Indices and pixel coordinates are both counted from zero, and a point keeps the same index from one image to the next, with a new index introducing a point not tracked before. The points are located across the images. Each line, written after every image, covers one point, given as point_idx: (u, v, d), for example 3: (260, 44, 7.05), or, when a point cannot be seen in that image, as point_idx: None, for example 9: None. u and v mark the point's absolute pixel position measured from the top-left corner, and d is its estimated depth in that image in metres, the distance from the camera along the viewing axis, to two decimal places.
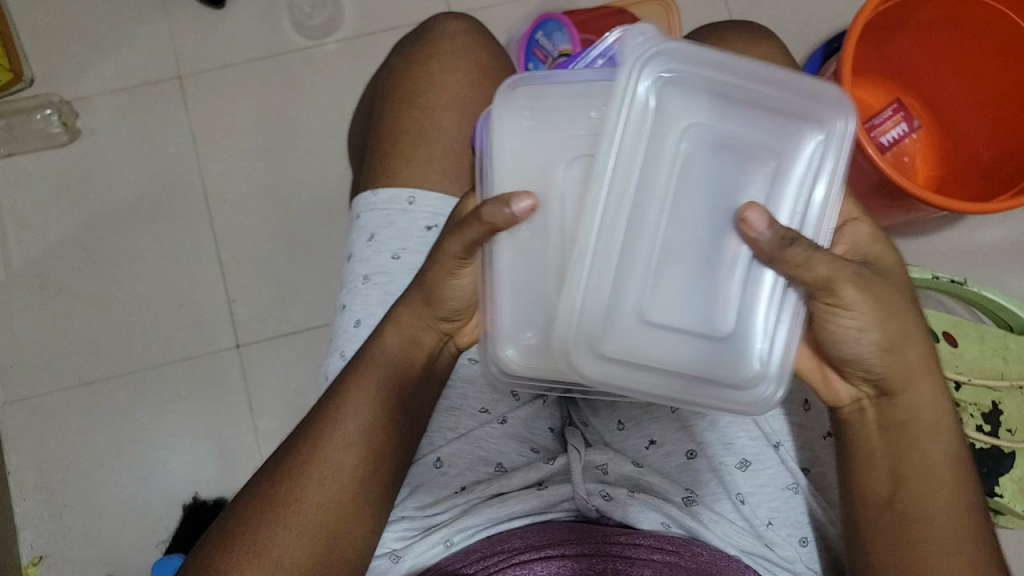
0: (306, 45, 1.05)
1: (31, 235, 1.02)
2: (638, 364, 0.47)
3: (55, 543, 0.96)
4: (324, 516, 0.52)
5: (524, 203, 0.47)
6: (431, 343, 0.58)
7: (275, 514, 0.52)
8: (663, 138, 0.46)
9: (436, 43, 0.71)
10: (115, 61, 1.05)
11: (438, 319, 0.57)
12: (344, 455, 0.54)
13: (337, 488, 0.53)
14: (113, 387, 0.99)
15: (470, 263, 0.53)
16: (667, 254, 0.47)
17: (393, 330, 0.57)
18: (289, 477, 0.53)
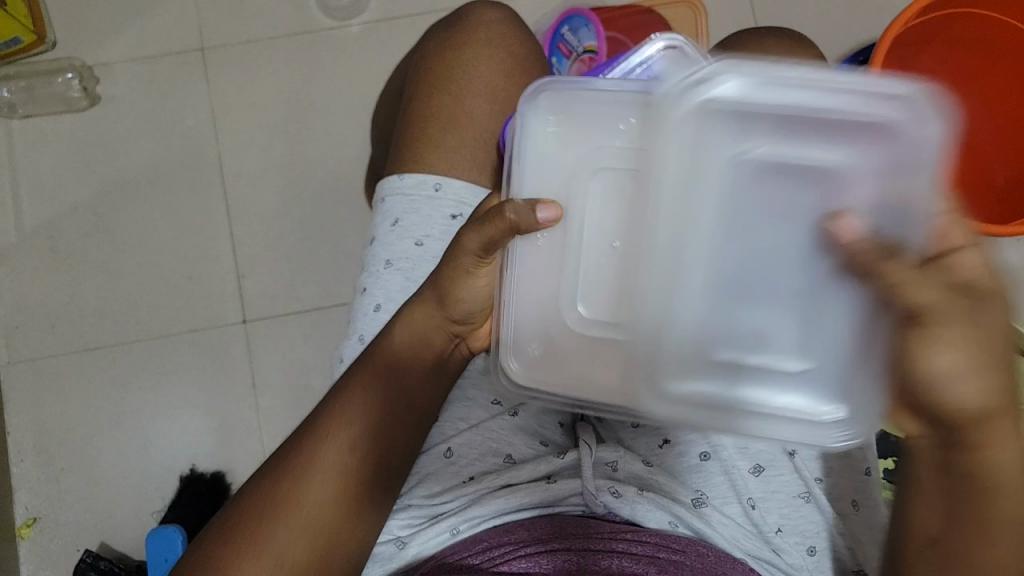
0: (332, 25, 1.05)
1: (44, 197, 1.02)
2: (713, 397, 0.48)
3: (51, 506, 0.96)
4: (327, 513, 0.52)
5: (549, 212, 0.49)
6: (441, 344, 0.59)
7: (277, 503, 0.52)
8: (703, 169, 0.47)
9: (470, 31, 0.70)
10: (139, 29, 1.05)
11: (448, 319, 0.57)
12: (349, 451, 0.54)
13: (341, 484, 0.53)
14: (118, 355, 0.99)
15: (488, 263, 0.54)
16: (727, 281, 0.49)
17: (405, 328, 0.58)
18: (292, 472, 0.53)
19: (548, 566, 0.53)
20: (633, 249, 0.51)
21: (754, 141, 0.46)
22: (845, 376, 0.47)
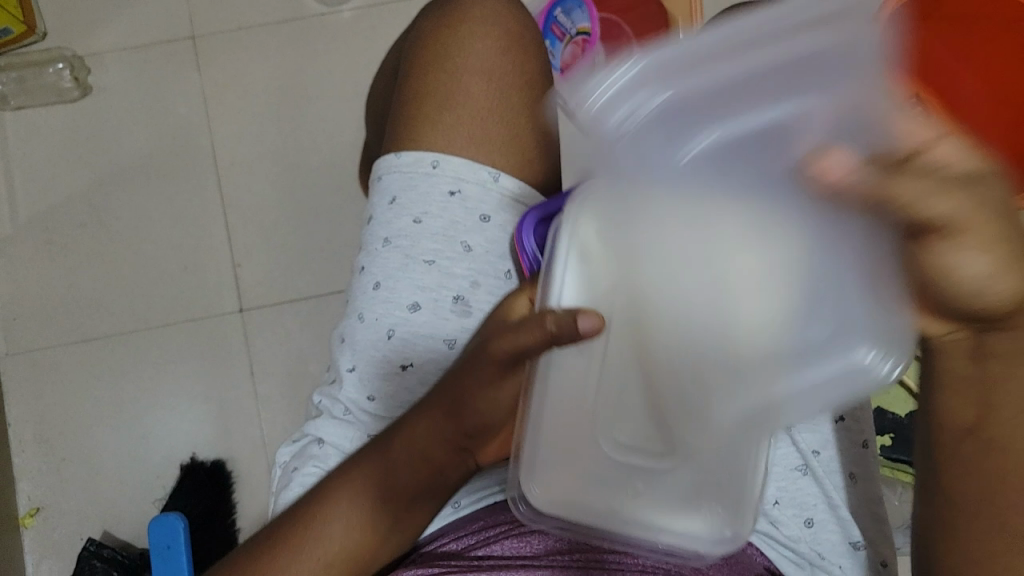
0: (323, 11, 1.04)
1: (39, 189, 1.02)
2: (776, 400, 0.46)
3: (53, 496, 0.96)
4: (334, 557, 0.54)
5: (591, 321, 0.44)
6: (444, 459, 0.54)
7: (295, 539, 0.55)
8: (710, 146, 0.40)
9: (465, 9, 0.70)
10: (130, 17, 1.04)
11: (458, 433, 0.53)
12: (352, 505, 0.54)
13: (347, 539, 0.54)
14: (116, 345, 0.99)
15: (510, 377, 0.50)
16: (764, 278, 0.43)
17: (405, 443, 0.54)
18: (302, 521, 0.55)
19: (541, 545, 0.56)
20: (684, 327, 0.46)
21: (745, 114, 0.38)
22: (853, 339, 0.44)
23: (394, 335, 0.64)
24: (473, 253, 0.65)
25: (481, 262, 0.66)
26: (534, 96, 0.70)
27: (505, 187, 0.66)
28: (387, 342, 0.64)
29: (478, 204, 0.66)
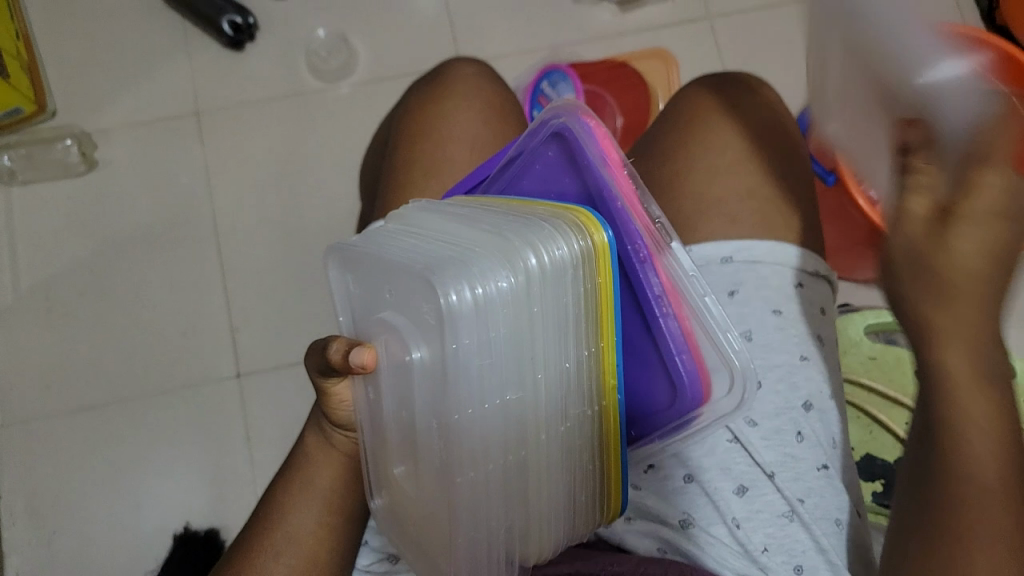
0: (321, 88, 1.09)
1: (42, 260, 1.04)
2: (557, 497, 0.48)
3: (43, 569, 0.95)
4: (310, 552, 0.59)
5: (361, 358, 0.48)
6: (344, 444, 0.61)
7: (260, 547, 0.59)
8: (494, 316, 0.44)
9: (451, 84, 0.74)
10: (136, 96, 1.09)
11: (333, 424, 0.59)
12: (312, 508, 0.60)
13: (316, 532, 0.59)
14: (112, 413, 1.00)
15: (336, 380, 0.55)
16: (513, 420, 0.46)
17: (313, 432, 0.62)
18: (269, 528, 0.59)
19: None
20: (514, 433, 0.46)
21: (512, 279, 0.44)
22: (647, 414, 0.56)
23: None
24: None
25: None
26: None
27: None
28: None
29: None
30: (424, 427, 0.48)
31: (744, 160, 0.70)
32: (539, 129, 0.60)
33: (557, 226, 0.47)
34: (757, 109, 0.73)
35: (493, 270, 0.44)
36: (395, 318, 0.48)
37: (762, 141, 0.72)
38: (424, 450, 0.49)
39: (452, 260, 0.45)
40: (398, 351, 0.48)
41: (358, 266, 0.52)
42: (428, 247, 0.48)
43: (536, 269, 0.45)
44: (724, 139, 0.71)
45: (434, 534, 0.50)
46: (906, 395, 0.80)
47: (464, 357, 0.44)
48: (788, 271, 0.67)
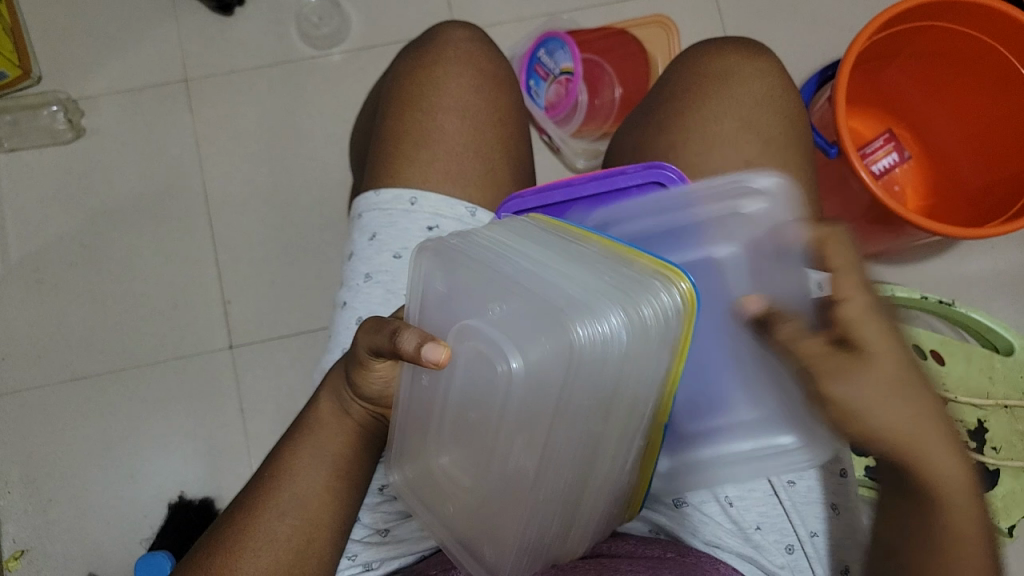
0: (312, 54, 1.07)
1: (30, 229, 1.03)
2: (585, 514, 0.48)
3: (39, 538, 0.95)
4: (313, 516, 0.54)
5: (433, 353, 0.43)
6: (360, 415, 0.56)
7: (259, 506, 0.54)
8: (587, 363, 0.40)
9: (443, 50, 0.71)
10: (124, 61, 1.07)
11: (357, 396, 0.55)
12: (319, 471, 0.55)
13: (321, 497, 0.55)
14: (105, 384, 0.99)
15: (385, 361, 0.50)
16: (578, 456, 0.44)
17: (328, 395, 0.58)
18: (269, 486, 0.55)
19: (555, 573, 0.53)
20: (576, 464, 0.44)
21: (615, 334, 0.40)
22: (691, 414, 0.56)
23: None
24: None
25: None
26: (511, 129, 0.71)
27: (480, 221, 0.66)
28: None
29: None
30: (497, 441, 0.43)
31: (743, 131, 0.67)
32: (663, 168, 0.58)
33: (657, 275, 0.42)
34: (757, 75, 0.70)
35: (596, 318, 0.40)
36: (489, 334, 0.41)
37: (761, 109, 0.68)
38: (489, 460, 0.45)
39: (558, 296, 0.40)
40: (486, 372, 0.42)
41: (453, 264, 0.45)
42: (538, 271, 0.42)
43: (636, 325, 0.40)
44: (724, 106, 0.68)
45: (474, 527, 0.47)
46: None
47: (555, 392, 0.41)
48: None
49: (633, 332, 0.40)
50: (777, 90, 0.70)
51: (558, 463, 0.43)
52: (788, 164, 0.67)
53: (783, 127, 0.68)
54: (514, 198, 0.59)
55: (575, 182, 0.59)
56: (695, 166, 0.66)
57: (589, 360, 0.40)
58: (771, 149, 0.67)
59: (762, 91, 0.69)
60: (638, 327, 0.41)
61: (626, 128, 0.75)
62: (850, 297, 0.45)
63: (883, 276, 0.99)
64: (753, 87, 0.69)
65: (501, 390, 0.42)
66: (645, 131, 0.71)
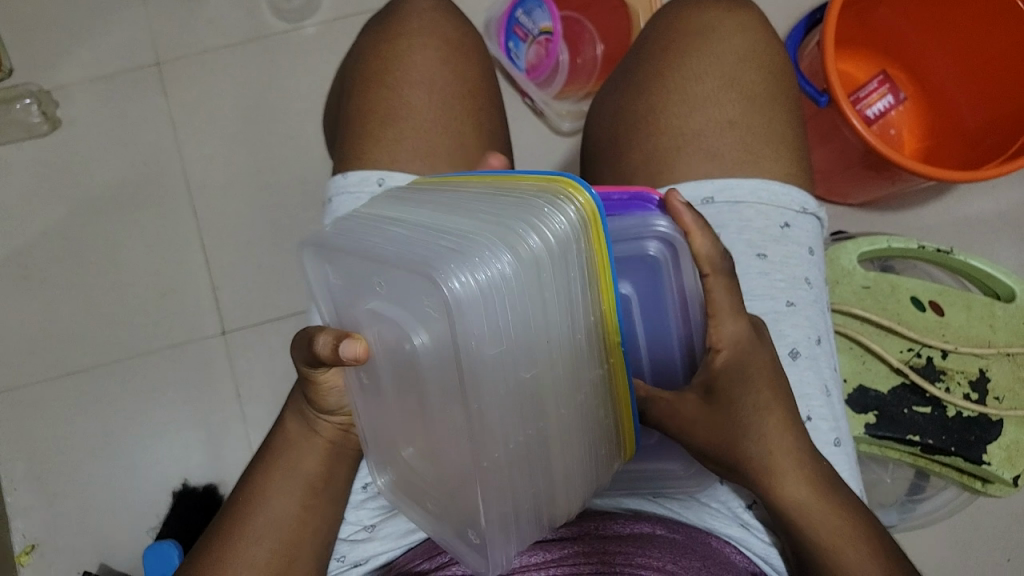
0: (286, 28, 1.04)
1: (14, 225, 1.01)
2: (573, 473, 0.46)
3: (48, 532, 0.95)
4: (292, 534, 0.54)
5: (352, 348, 0.44)
6: (331, 432, 0.55)
7: (237, 530, 0.53)
8: (482, 308, 0.39)
9: (406, 20, 0.69)
10: (93, 48, 1.04)
11: (321, 413, 0.54)
12: (294, 489, 0.54)
13: (299, 515, 0.54)
14: (100, 376, 0.99)
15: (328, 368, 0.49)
16: (522, 406, 0.42)
17: (292, 417, 0.56)
18: (245, 509, 0.54)
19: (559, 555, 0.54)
20: (527, 412, 0.42)
21: (500, 267, 0.39)
22: None
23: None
24: None
25: None
26: (482, 100, 0.69)
27: None
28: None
29: None
30: (443, 419, 0.44)
31: (725, 88, 0.64)
32: (652, 194, 0.49)
33: (543, 201, 0.42)
34: (739, 28, 0.66)
35: (479, 262, 0.39)
36: (387, 311, 0.43)
37: (743, 65, 0.65)
38: (439, 436, 0.45)
39: (439, 249, 0.40)
40: (399, 346, 0.44)
41: (339, 258, 0.45)
42: (415, 236, 0.42)
43: (525, 249, 0.40)
44: (701, 63, 0.65)
45: (456, 511, 0.47)
46: (900, 322, 0.76)
47: (462, 349, 0.40)
48: (769, 212, 0.61)
49: (526, 260, 0.40)
50: (759, 42, 0.66)
51: (502, 417, 0.42)
52: (775, 120, 0.64)
53: (766, 81, 0.65)
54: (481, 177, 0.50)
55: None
56: (675, 126, 0.64)
57: (483, 306, 0.39)
58: (752, 106, 0.64)
59: (744, 45, 0.66)
60: (530, 254, 0.40)
61: (603, 90, 0.72)
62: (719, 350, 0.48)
63: (881, 225, 0.97)
64: (733, 42, 0.65)
65: (411, 357, 0.43)
66: (620, 93, 0.68)
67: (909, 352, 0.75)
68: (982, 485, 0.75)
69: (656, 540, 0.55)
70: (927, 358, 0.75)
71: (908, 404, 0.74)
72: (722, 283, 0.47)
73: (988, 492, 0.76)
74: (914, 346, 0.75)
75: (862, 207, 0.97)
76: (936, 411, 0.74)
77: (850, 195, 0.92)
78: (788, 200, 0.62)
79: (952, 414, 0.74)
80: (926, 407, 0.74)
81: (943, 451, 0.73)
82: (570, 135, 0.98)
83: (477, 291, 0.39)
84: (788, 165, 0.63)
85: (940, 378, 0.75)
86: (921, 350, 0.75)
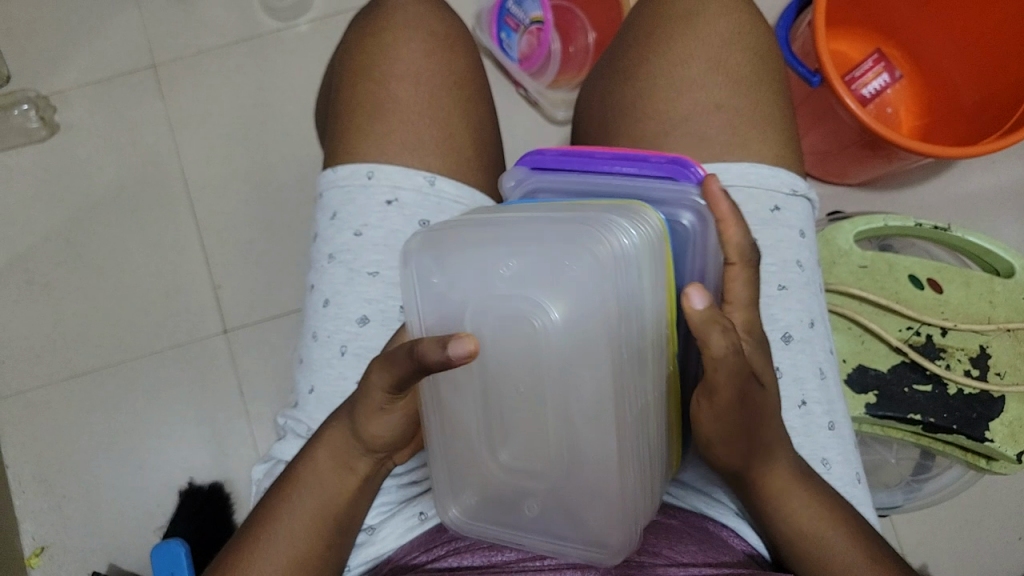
0: (278, 27, 1.05)
1: (16, 231, 1.02)
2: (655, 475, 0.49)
3: (57, 534, 0.96)
4: (310, 553, 0.53)
5: (466, 346, 0.39)
6: (368, 466, 0.55)
7: (255, 543, 0.52)
8: (621, 274, 0.44)
9: (391, 13, 0.69)
10: (89, 52, 1.05)
11: (370, 448, 0.54)
12: (313, 505, 0.53)
13: (318, 534, 0.53)
14: (104, 378, 1.00)
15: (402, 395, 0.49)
16: (636, 385, 0.45)
17: (326, 450, 0.54)
18: (264, 521, 0.53)
19: None
20: (641, 393, 0.46)
21: (630, 239, 0.44)
22: None
23: (346, 350, 0.61)
24: None
25: None
26: (469, 91, 0.69)
27: (441, 190, 0.64)
28: (340, 358, 0.61)
29: (416, 210, 0.63)
30: (559, 402, 0.46)
31: (711, 71, 0.64)
32: (687, 163, 0.50)
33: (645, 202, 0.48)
34: (724, 11, 0.66)
35: (615, 229, 0.44)
36: (510, 293, 0.45)
37: (729, 48, 0.65)
38: (548, 424, 0.47)
39: (572, 227, 0.44)
40: (518, 334, 0.45)
41: (447, 254, 0.47)
42: (537, 222, 0.45)
43: (645, 228, 0.45)
44: (688, 46, 0.64)
45: (556, 502, 0.49)
46: (899, 301, 0.75)
47: (599, 317, 0.44)
48: (758, 195, 0.61)
49: (647, 238, 0.45)
50: (745, 26, 0.66)
51: (625, 395, 0.45)
52: (761, 101, 0.64)
53: (753, 65, 0.65)
54: (536, 151, 0.54)
55: (596, 155, 0.52)
56: (662, 111, 0.63)
57: (620, 275, 0.44)
58: (739, 89, 0.64)
59: (730, 28, 0.65)
60: (648, 234, 0.45)
61: (591, 76, 0.72)
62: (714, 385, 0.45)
63: (880, 205, 0.96)
64: (719, 26, 0.65)
65: (535, 341, 0.45)
66: (608, 80, 0.68)
67: (908, 331, 0.75)
68: (987, 462, 0.75)
69: (652, 528, 0.55)
70: (926, 336, 0.75)
71: (908, 382, 0.74)
72: (744, 274, 0.48)
73: (994, 470, 0.75)
74: (914, 325, 0.75)
75: (860, 187, 0.96)
76: (937, 389, 0.73)
77: (849, 175, 0.92)
78: (777, 183, 0.61)
79: (953, 392, 0.73)
80: (927, 385, 0.73)
81: (945, 430, 0.73)
82: (565, 124, 0.98)
83: (619, 254, 0.43)
84: (777, 146, 0.63)
85: (940, 356, 0.74)
86: (920, 328, 0.75)
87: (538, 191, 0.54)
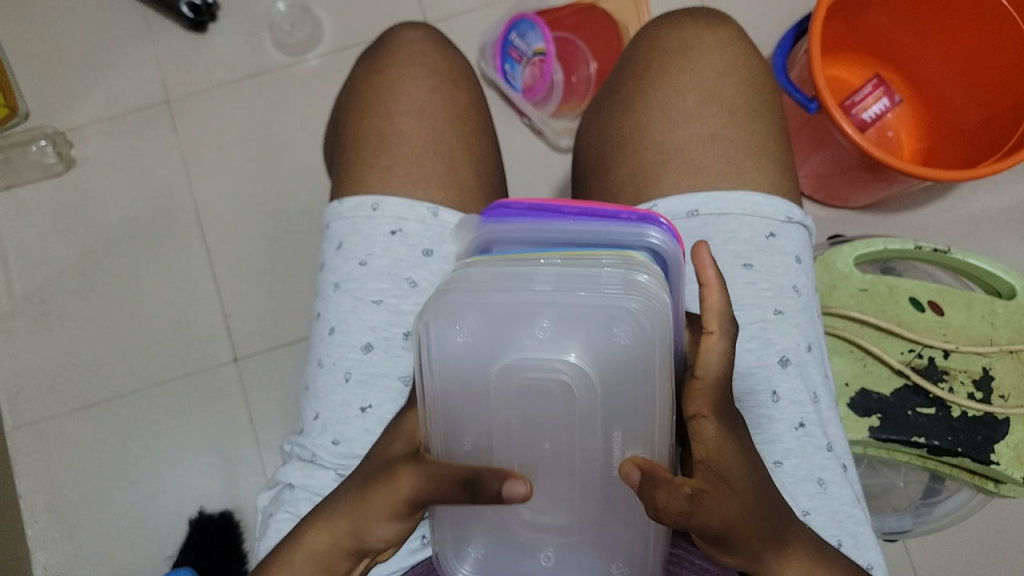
0: (288, 62, 1.07)
1: (32, 263, 1.05)
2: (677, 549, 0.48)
3: (68, 564, 0.97)
4: None
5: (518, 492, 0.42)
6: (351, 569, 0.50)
7: None
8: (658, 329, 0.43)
9: (395, 50, 0.71)
10: (105, 89, 1.08)
11: (360, 550, 0.49)
12: None
13: None
14: (116, 408, 1.01)
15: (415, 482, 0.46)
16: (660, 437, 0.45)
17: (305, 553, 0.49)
18: None
19: None
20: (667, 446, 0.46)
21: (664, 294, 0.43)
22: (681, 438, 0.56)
23: (350, 378, 0.62)
24: (419, 288, 0.64)
25: (427, 295, 0.64)
26: (471, 123, 0.70)
27: (444, 221, 0.65)
28: (344, 386, 0.62)
29: (421, 239, 0.64)
30: (591, 441, 0.46)
31: (706, 102, 0.65)
32: (655, 218, 0.48)
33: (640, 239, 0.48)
34: (719, 43, 0.67)
35: (652, 286, 0.43)
36: (544, 356, 0.44)
37: (724, 77, 0.66)
38: (579, 463, 0.47)
39: (606, 285, 0.42)
40: (547, 391, 0.45)
41: (466, 314, 0.44)
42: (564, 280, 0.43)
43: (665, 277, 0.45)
44: (685, 78, 0.66)
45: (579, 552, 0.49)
46: (899, 324, 0.76)
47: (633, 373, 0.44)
48: (754, 222, 0.62)
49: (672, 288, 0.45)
50: (738, 59, 0.67)
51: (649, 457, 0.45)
52: (755, 131, 0.65)
53: (748, 95, 0.66)
54: (502, 203, 0.50)
55: (564, 210, 0.49)
56: (659, 141, 0.65)
57: (660, 332, 0.43)
58: (734, 118, 0.65)
59: (723, 60, 0.67)
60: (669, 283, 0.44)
61: (590, 107, 0.74)
62: (706, 416, 0.45)
63: (884, 229, 0.97)
64: (713, 57, 0.67)
65: (567, 396, 0.45)
66: (607, 111, 0.70)
67: (909, 354, 0.75)
68: (995, 485, 0.75)
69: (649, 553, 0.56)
70: (928, 358, 0.75)
71: (911, 406, 0.74)
72: (721, 345, 0.45)
73: (1002, 492, 0.75)
74: (915, 347, 0.75)
75: (863, 210, 0.97)
76: (941, 411, 0.73)
77: (851, 199, 0.93)
78: (772, 210, 0.62)
79: (957, 414, 0.73)
80: (930, 408, 0.73)
81: (950, 452, 0.73)
82: (569, 152, 1.00)
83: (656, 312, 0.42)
84: (772, 174, 0.64)
85: (943, 378, 0.74)
86: (922, 351, 0.75)
87: (492, 242, 0.50)
